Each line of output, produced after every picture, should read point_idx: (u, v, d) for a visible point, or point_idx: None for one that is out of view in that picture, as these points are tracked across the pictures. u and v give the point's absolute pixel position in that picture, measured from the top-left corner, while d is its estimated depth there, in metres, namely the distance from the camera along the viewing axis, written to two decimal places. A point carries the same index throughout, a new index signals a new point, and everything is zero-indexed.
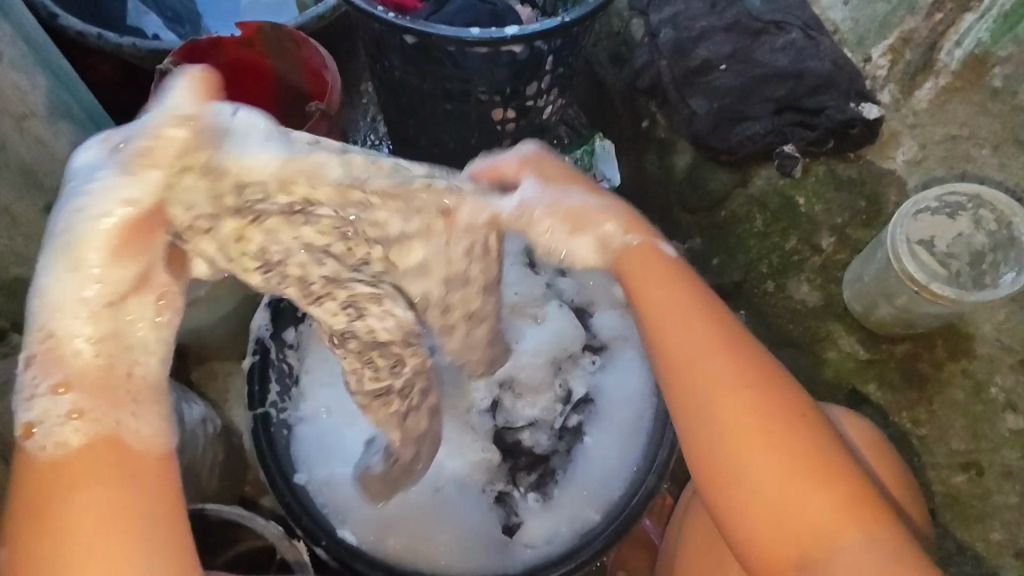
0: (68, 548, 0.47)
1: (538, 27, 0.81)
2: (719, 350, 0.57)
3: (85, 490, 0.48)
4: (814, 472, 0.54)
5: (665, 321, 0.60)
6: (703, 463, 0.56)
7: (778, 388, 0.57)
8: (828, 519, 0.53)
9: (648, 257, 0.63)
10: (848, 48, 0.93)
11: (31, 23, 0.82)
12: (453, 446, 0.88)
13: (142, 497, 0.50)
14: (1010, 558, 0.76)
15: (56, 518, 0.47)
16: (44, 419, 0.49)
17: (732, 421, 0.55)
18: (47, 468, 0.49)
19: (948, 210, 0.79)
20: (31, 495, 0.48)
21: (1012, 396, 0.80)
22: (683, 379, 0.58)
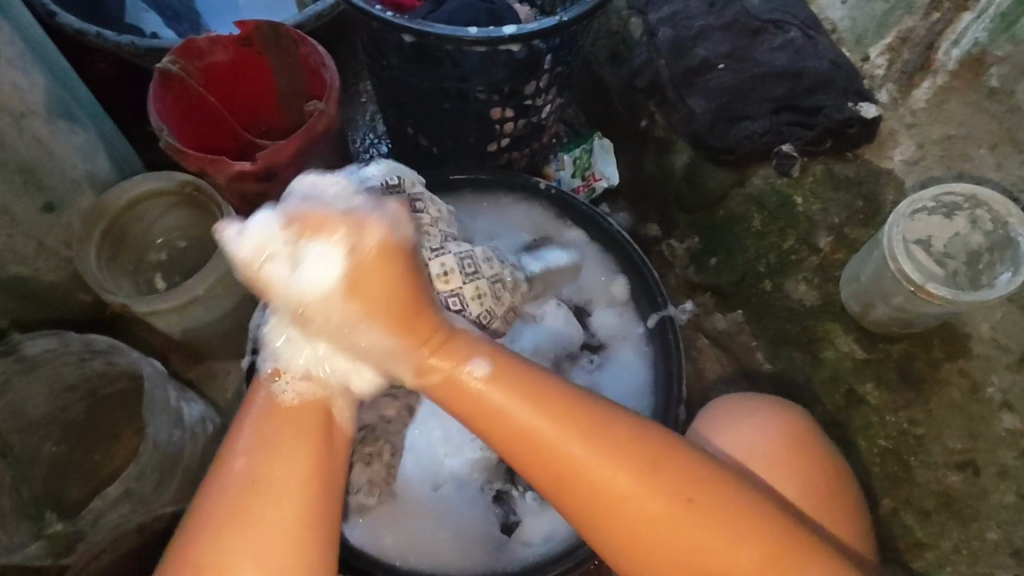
0: (266, 505, 0.55)
1: (536, 26, 0.81)
2: (602, 454, 0.57)
3: (293, 447, 0.58)
4: (719, 531, 0.57)
5: (536, 440, 0.57)
6: (622, 556, 0.59)
7: (666, 468, 0.58)
8: (750, 561, 0.57)
9: (458, 386, 0.59)
10: (848, 47, 0.94)
11: (29, 20, 0.82)
12: (450, 444, 0.86)
13: (316, 484, 0.57)
14: (1006, 557, 0.76)
15: (275, 458, 0.57)
16: (284, 377, 0.61)
17: (635, 514, 0.57)
18: (275, 412, 0.60)
19: (946, 210, 0.79)
20: (259, 441, 0.58)
21: (1009, 396, 0.79)
22: (569, 492, 0.58)
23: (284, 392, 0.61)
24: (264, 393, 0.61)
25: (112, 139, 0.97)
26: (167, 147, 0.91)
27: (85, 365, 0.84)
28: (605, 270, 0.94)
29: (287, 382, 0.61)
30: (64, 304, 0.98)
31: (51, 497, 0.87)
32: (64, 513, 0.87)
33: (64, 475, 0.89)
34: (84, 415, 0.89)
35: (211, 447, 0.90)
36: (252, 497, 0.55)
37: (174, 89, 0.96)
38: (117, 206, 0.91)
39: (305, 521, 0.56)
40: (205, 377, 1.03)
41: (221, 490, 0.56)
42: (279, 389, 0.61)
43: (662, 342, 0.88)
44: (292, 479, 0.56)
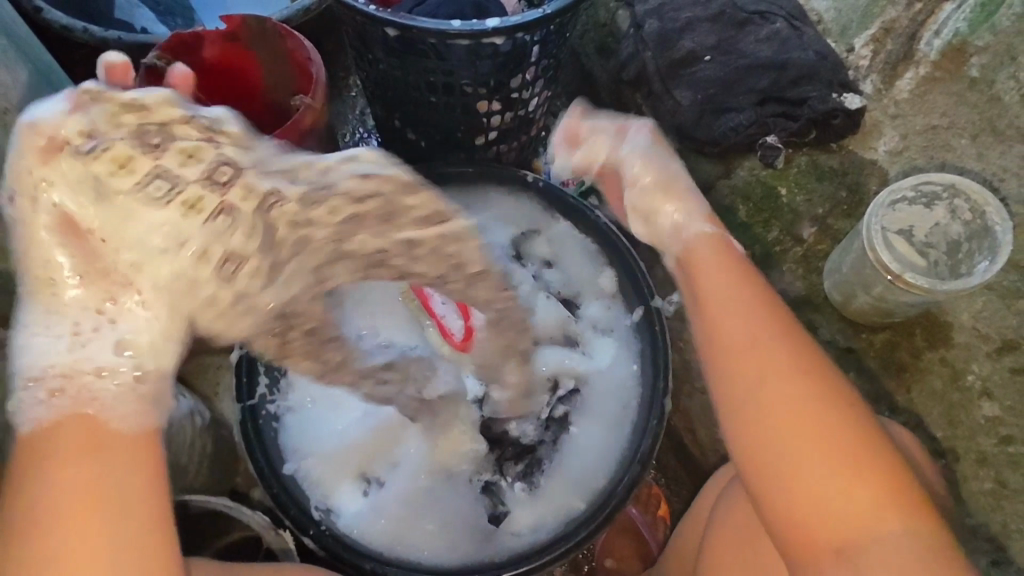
0: (41, 534, 0.48)
1: (519, 18, 0.81)
2: (767, 334, 0.59)
3: (62, 469, 0.50)
4: (845, 450, 0.54)
5: (720, 306, 0.61)
6: (743, 441, 0.57)
7: (825, 374, 0.57)
8: (872, 505, 0.53)
9: (721, 246, 0.66)
10: (833, 37, 0.94)
11: (12, 16, 0.81)
12: (438, 436, 0.89)
13: (100, 488, 0.50)
14: (983, 542, 0.77)
15: (54, 486, 0.49)
16: (25, 403, 0.52)
17: (770, 398, 0.56)
18: (41, 441, 0.51)
19: (925, 200, 0.80)
20: (19, 482, 0.50)
21: (988, 384, 0.80)
22: (725, 360, 0.59)
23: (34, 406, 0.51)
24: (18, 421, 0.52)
25: None
26: None
27: None
28: (593, 264, 0.94)
29: (36, 401, 0.51)
30: None
31: None
32: None
33: None
34: None
35: (201, 441, 0.90)
36: (26, 545, 0.48)
37: (161, 85, 0.96)
38: None
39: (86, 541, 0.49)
40: (192, 372, 1.03)
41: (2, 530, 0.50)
42: (21, 410, 0.52)
43: (649, 334, 0.88)
44: (65, 501, 0.49)
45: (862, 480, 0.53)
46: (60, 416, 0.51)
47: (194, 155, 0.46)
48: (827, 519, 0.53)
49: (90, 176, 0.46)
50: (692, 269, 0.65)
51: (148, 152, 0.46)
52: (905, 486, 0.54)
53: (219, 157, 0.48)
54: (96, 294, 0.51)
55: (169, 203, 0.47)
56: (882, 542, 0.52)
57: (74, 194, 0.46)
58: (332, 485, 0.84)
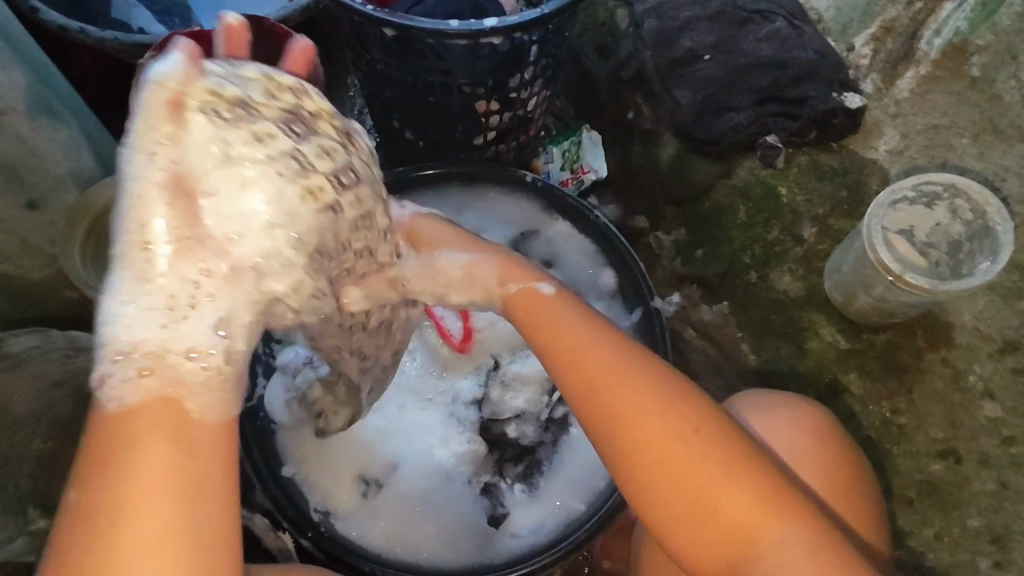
0: (132, 534, 0.43)
1: (517, 17, 0.81)
2: (620, 369, 0.56)
3: (146, 451, 0.45)
4: (723, 467, 0.53)
5: (568, 346, 0.58)
6: (623, 480, 0.55)
7: (686, 396, 0.56)
8: (748, 517, 0.53)
9: (536, 300, 0.63)
10: (833, 36, 0.93)
11: (8, 16, 0.81)
12: (437, 438, 0.89)
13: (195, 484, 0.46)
14: (986, 544, 0.77)
15: (137, 469, 0.45)
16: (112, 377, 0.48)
17: (639, 435, 0.54)
18: (124, 420, 0.46)
19: (925, 200, 0.79)
20: (103, 461, 0.45)
21: (990, 385, 0.80)
22: (582, 396, 0.57)
23: (110, 397, 0.47)
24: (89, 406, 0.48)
25: (98, 136, 0.96)
26: None
27: (72, 361, 0.88)
28: (592, 262, 0.93)
29: (110, 386, 0.48)
30: (48, 300, 0.97)
31: (38, 493, 0.82)
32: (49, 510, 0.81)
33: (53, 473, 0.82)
34: (71, 412, 0.85)
35: None
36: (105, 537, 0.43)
37: None
38: (97, 204, 0.87)
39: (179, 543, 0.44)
40: None
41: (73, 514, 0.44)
42: (103, 393, 0.47)
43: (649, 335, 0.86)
44: (148, 491, 0.44)
45: (743, 493, 0.53)
46: (146, 400, 0.48)
47: (324, 154, 0.53)
48: (715, 538, 0.53)
49: (221, 142, 0.48)
50: (530, 317, 0.62)
51: (286, 134, 0.51)
52: (777, 491, 0.53)
53: (289, 150, 0.51)
54: (187, 263, 0.50)
55: (295, 182, 0.52)
56: (772, 552, 0.52)
57: (193, 160, 0.48)
58: (331, 487, 0.84)
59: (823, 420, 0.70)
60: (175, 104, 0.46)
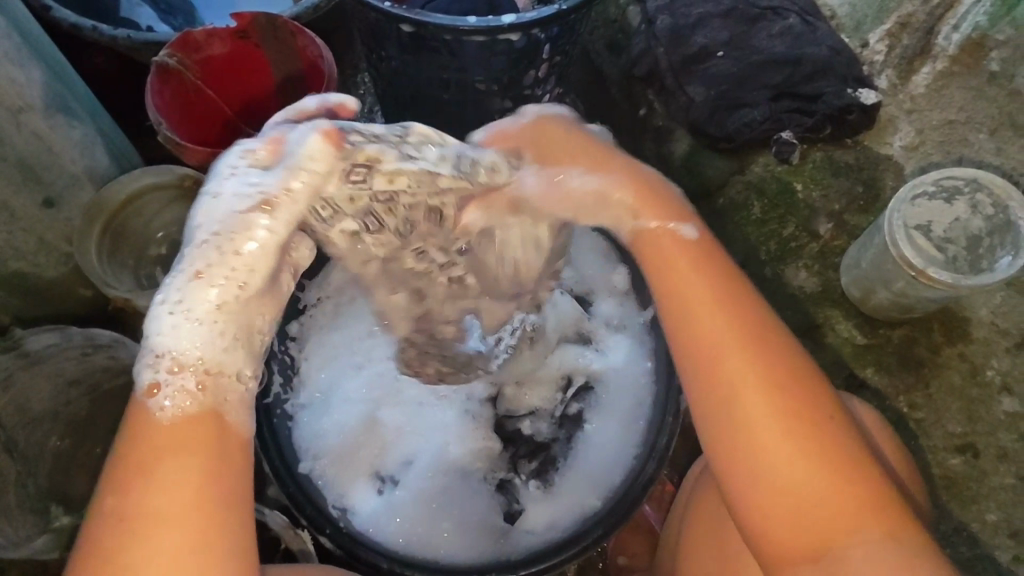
0: (138, 548, 0.46)
1: (535, 14, 0.80)
2: (745, 339, 0.55)
3: (166, 463, 0.48)
4: (822, 456, 0.52)
5: (685, 304, 0.57)
6: (718, 452, 0.54)
7: (804, 383, 0.54)
8: (848, 509, 0.51)
9: (669, 242, 0.60)
10: (847, 33, 0.93)
11: (25, 14, 0.81)
12: (453, 435, 0.89)
13: (202, 513, 0.47)
14: (1005, 538, 0.77)
15: (158, 480, 0.47)
16: (166, 387, 0.50)
17: (745, 409, 0.53)
18: (149, 434, 0.49)
19: (946, 195, 0.79)
20: (123, 477, 0.47)
21: (1008, 379, 0.81)
22: (700, 356, 0.55)
23: (161, 404, 0.49)
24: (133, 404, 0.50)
25: (111, 134, 0.96)
26: (165, 141, 0.90)
27: (88, 359, 0.86)
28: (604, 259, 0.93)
29: (164, 395, 0.50)
30: (64, 299, 0.97)
31: (56, 494, 0.85)
32: (69, 508, 0.85)
33: (69, 472, 0.86)
34: (88, 412, 0.88)
35: None
36: (128, 535, 0.46)
37: (171, 83, 0.95)
38: (117, 200, 0.92)
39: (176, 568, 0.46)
40: None
41: (96, 516, 0.47)
42: (153, 400, 0.49)
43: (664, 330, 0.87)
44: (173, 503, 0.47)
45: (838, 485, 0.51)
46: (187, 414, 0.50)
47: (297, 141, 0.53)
48: (800, 532, 0.51)
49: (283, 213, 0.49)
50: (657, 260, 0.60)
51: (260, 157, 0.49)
52: (884, 492, 0.52)
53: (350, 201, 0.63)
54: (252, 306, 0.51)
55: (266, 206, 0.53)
56: (853, 557, 0.50)
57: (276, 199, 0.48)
58: (347, 480, 0.83)
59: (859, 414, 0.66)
60: (271, 154, 0.49)
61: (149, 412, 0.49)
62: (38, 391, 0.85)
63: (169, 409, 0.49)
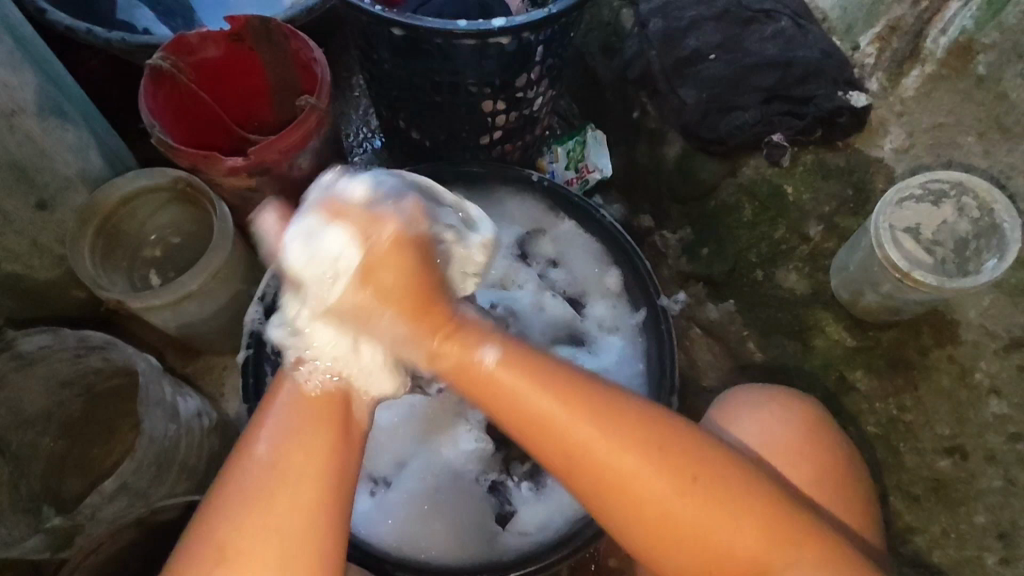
0: (282, 511, 0.51)
1: (526, 17, 0.81)
2: (594, 422, 0.55)
3: (315, 435, 0.55)
4: (717, 504, 0.55)
5: (529, 411, 0.56)
6: (623, 528, 0.56)
7: (662, 433, 0.56)
8: (754, 544, 0.55)
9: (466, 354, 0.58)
10: (838, 36, 0.94)
11: (17, 17, 0.81)
12: (447, 437, 0.88)
13: (337, 494, 0.53)
14: (994, 540, 0.77)
15: (306, 445, 0.54)
16: (313, 368, 0.58)
17: (630, 486, 0.55)
18: (300, 404, 0.56)
19: (933, 198, 0.80)
20: (280, 434, 0.54)
21: (996, 382, 0.80)
22: (572, 458, 0.55)
23: (308, 381, 0.58)
24: (283, 379, 0.59)
25: (105, 136, 0.96)
26: (158, 144, 0.90)
27: (81, 361, 0.86)
28: (598, 262, 0.93)
29: (313, 375, 0.58)
30: (58, 301, 0.98)
31: (50, 493, 0.89)
32: (63, 509, 0.89)
33: (63, 472, 0.91)
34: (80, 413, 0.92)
35: (209, 443, 0.90)
36: (274, 486, 0.51)
37: (165, 86, 0.95)
38: (110, 203, 0.91)
39: (306, 541, 0.50)
40: (202, 372, 1.04)
41: (242, 468, 0.53)
42: (301, 372, 0.58)
43: (655, 332, 0.87)
44: (314, 470, 0.53)
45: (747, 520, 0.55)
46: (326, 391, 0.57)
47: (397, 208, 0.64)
48: (723, 575, 0.56)
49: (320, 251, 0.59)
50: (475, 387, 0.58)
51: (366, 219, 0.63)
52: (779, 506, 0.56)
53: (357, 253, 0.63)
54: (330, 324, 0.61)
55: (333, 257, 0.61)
56: (782, 569, 0.55)
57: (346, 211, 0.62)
58: None
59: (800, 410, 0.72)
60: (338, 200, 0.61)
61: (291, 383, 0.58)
62: (31, 393, 0.85)
63: (316, 387, 0.57)
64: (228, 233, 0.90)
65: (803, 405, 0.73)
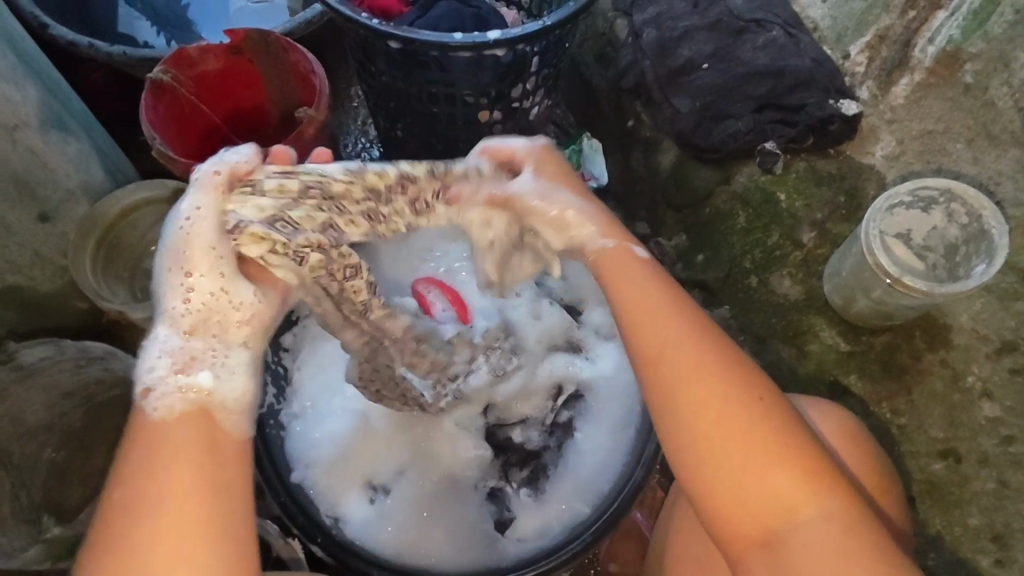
0: (148, 536, 0.48)
1: (520, 30, 0.81)
2: (686, 336, 0.57)
3: (170, 463, 0.51)
4: (766, 435, 0.54)
5: (640, 307, 0.60)
6: (673, 444, 0.56)
7: (738, 365, 0.56)
8: (790, 490, 0.52)
9: (622, 258, 0.64)
10: (829, 45, 0.94)
11: (21, 32, 0.82)
12: (444, 443, 0.88)
13: (209, 499, 0.50)
14: (987, 542, 0.78)
15: (164, 470, 0.50)
16: (157, 388, 0.54)
17: (698, 404, 0.55)
18: (149, 434, 0.52)
19: (922, 204, 0.82)
20: (129, 474, 0.50)
21: (989, 385, 0.81)
22: (651, 364, 0.57)
23: (156, 405, 0.54)
24: (135, 414, 0.54)
25: (106, 149, 0.98)
26: (159, 155, 0.91)
27: (82, 371, 0.90)
28: None
29: (159, 396, 0.54)
30: (59, 312, 0.99)
31: (50, 503, 0.86)
32: (62, 518, 0.85)
33: (63, 482, 0.87)
34: (81, 424, 0.90)
35: None
36: (129, 527, 0.48)
37: (166, 99, 0.96)
38: (111, 215, 0.92)
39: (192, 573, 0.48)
40: None
41: (99, 517, 0.49)
42: (150, 402, 0.54)
43: None
44: (173, 495, 0.49)
45: (786, 469, 0.53)
46: (182, 413, 0.54)
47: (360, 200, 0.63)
48: (750, 516, 0.53)
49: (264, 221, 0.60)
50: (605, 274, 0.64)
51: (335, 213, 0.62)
52: (823, 469, 0.53)
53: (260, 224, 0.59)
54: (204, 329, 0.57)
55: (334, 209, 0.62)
56: (807, 528, 0.52)
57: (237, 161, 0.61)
58: (341, 490, 0.84)
59: (821, 410, 0.70)
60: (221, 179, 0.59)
61: (144, 414, 0.53)
62: None
63: (161, 410, 0.53)
64: None
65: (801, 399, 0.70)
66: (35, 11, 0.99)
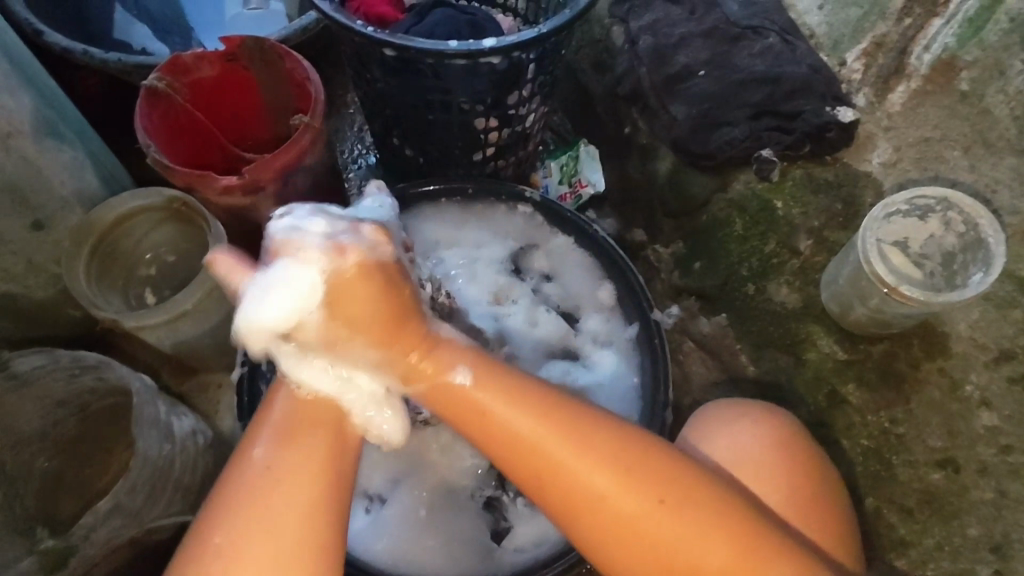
0: (285, 497, 0.52)
1: (516, 38, 0.81)
2: (577, 443, 0.54)
3: (315, 436, 0.55)
4: (687, 518, 0.54)
5: (522, 435, 0.54)
6: (599, 549, 0.55)
7: (638, 462, 0.54)
8: (723, 562, 0.54)
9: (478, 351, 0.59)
10: (825, 52, 0.94)
11: (14, 39, 0.82)
12: (445, 455, 0.87)
13: (329, 489, 0.54)
14: (987, 553, 0.78)
15: (311, 441, 0.55)
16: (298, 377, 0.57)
17: (613, 511, 0.53)
18: (305, 400, 0.57)
19: (919, 213, 0.82)
20: (281, 434, 0.55)
21: (987, 394, 0.80)
22: (553, 492, 0.54)
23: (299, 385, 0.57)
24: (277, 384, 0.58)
25: (101, 156, 0.97)
26: (153, 163, 0.91)
27: (76, 380, 0.86)
28: (592, 276, 0.94)
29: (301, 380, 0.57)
30: (53, 321, 0.98)
31: (43, 515, 0.89)
32: (55, 529, 0.89)
33: (57, 494, 0.91)
34: (75, 433, 0.92)
35: (202, 462, 0.90)
36: (273, 486, 0.52)
37: (160, 106, 0.96)
38: (105, 224, 0.92)
39: (306, 547, 0.51)
40: (195, 390, 1.04)
41: (241, 470, 0.53)
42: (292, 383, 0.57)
43: (649, 347, 0.88)
44: (316, 466, 0.54)
45: (716, 538, 0.54)
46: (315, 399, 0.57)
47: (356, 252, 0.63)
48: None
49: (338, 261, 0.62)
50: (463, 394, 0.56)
51: None
52: (747, 527, 0.55)
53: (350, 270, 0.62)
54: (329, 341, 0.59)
55: None
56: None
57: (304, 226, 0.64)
58: None
59: (774, 426, 0.74)
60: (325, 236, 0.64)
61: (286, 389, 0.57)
62: (25, 413, 0.85)
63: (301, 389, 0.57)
64: (223, 252, 0.91)
65: (751, 412, 0.75)
66: (30, 18, 0.99)
